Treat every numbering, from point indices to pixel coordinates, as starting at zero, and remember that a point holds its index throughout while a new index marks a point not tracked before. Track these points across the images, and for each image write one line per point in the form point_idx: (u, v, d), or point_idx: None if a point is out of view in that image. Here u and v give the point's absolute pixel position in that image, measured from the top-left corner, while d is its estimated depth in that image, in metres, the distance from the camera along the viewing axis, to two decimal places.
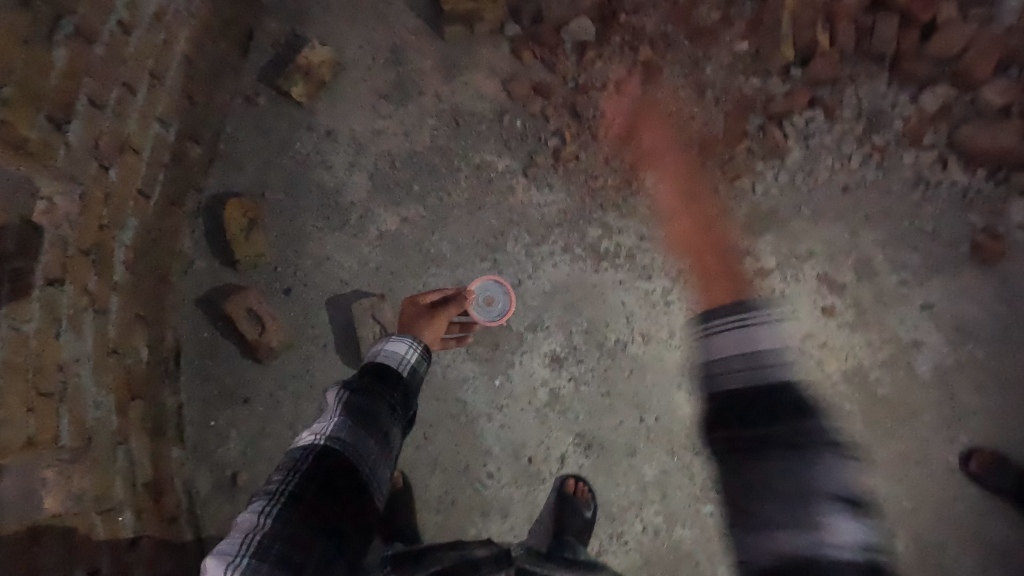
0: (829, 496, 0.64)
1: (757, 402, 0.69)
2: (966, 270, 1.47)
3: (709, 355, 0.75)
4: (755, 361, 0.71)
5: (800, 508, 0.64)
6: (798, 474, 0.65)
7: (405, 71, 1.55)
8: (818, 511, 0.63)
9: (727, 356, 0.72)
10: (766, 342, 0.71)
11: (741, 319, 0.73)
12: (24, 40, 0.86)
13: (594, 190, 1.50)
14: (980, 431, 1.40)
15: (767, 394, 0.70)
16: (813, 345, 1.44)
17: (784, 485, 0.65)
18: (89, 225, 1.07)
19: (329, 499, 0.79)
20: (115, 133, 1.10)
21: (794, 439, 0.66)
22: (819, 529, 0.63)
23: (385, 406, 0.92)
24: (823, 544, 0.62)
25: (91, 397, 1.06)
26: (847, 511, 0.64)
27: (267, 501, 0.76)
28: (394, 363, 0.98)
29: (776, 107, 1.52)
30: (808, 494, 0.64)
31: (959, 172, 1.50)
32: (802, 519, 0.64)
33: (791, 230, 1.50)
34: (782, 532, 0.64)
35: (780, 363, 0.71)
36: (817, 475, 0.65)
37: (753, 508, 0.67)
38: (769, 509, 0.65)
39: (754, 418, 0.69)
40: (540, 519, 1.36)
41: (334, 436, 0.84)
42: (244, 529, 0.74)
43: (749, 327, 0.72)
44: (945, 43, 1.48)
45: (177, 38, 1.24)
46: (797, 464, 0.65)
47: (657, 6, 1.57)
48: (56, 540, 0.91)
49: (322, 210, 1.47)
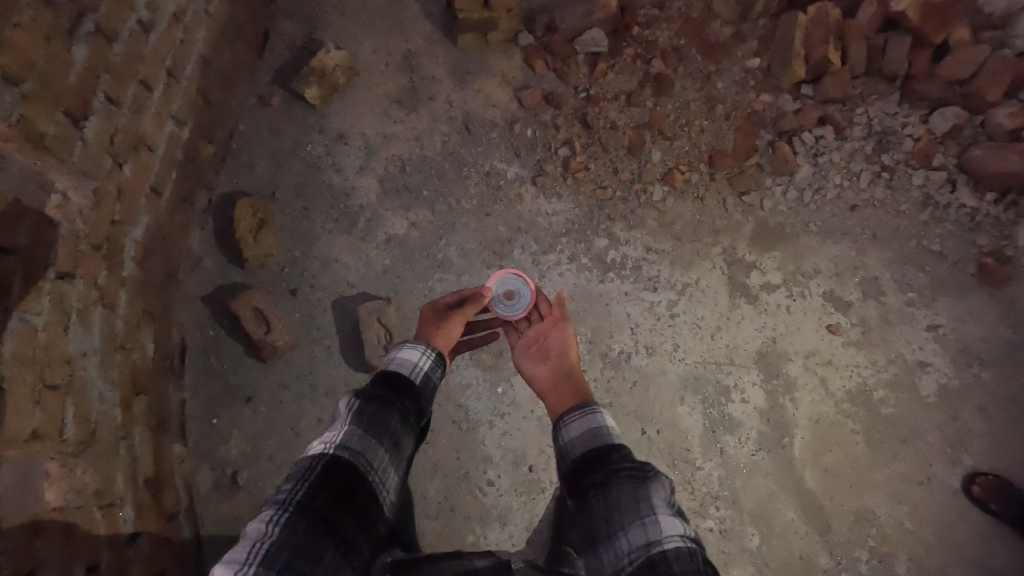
0: (653, 509, 0.79)
1: (597, 453, 0.87)
2: (972, 292, 1.47)
3: (559, 439, 0.93)
4: (592, 429, 0.90)
5: (638, 516, 0.78)
6: (633, 491, 0.81)
7: (418, 76, 1.57)
8: (652, 515, 0.78)
9: (572, 435, 0.91)
10: (598, 414, 0.92)
11: (580, 411, 0.93)
12: (47, 36, 0.87)
13: (602, 200, 1.51)
14: (983, 454, 1.39)
15: (600, 455, 0.86)
16: (818, 362, 1.44)
17: (620, 513, 0.80)
18: (101, 220, 1.08)
19: (337, 508, 0.79)
20: (131, 130, 1.11)
21: (629, 469, 0.83)
22: (654, 534, 0.77)
23: (396, 415, 0.93)
24: (659, 542, 0.75)
25: (96, 391, 1.07)
26: (674, 517, 0.79)
27: (275, 510, 0.76)
28: (408, 370, 1.00)
29: (786, 124, 1.53)
30: (638, 513, 0.79)
31: (968, 195, 1.50)
32: (639, 533, 0.77)
33: (798, 246, 1.50)
34: (627, 546, 0.77)
35: (612, 431, 0.90)
36: (647, 491, 0.81)
37: (604, 535, 0.80)
38: (614, 535, 0.79)
39: (595, 464, 0.85)
40: (537, 530, 1.34)
41: (344, 445, 0.85)
42: (251, 538, 0.74)
43: (584, 415, 0.92)
44: (955, 66, 1.51)
45: (193, 38, 1.26)
46: (631, 485, 0.81)
47: (671, 21, 1.60)
48: (56, 533, 0.91)
49: (332, 212, 1.48)
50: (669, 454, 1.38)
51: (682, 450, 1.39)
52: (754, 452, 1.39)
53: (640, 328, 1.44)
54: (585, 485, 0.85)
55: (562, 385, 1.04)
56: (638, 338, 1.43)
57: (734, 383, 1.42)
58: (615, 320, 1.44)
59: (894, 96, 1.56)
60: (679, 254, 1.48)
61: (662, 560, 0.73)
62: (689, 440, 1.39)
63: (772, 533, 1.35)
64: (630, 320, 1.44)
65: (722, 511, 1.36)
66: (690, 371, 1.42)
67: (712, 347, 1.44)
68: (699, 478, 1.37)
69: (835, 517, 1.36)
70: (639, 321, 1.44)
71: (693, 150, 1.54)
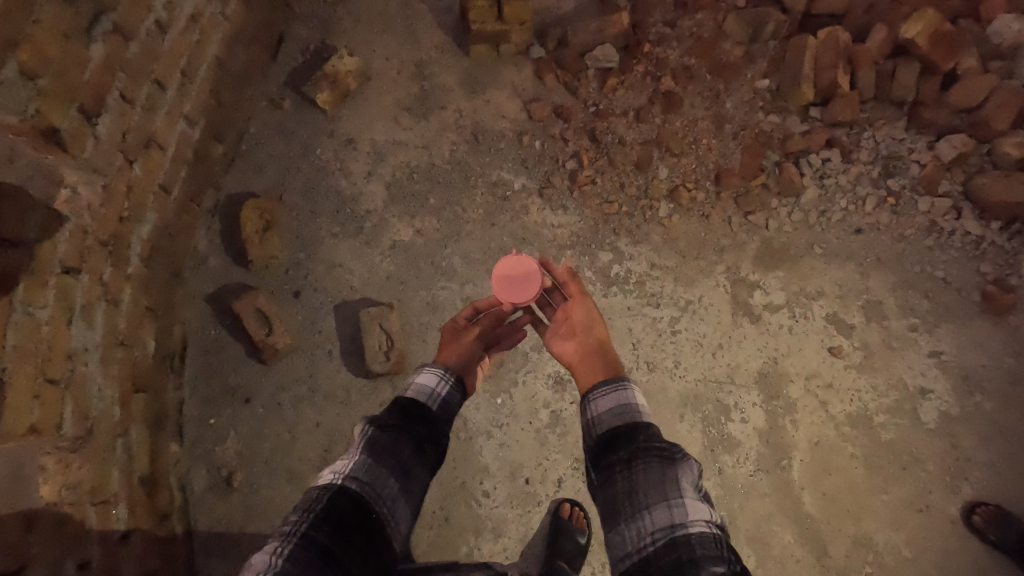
0: (682, 490, 0.83)
1: (624, 430, 0.91)
2: (975, 319, 1.46)
3: (587, 413, 0.97)
4: (621, 405, 0.94)
5: (663, 498, 0.83)
6: (660, 473, 0.85)
7: (430, 85, 1.58)
8: (678, 498, 0.82)
9: (601, 409, 0.95)
10: (628, 390, 0.96)
11: (611, 387, 0.97)
12: (65, 34, 0.88)
13: (608, 215, 1.51)
14: (983, 483, 1.38)
15: (629, 430, 0.90)
16: (818, 384, 1.43)
17: (646, 492, 0.84)
18: (110, 215, 1.08)
19: (340, 540, 0.80)
20: (143, 128, 1.11)
21: (656, 449, 0.87)
22: (679, 516, 0.80)
23: (409, 444, 0.95)
24: (683, 525, 0.79)
25: (95, 387, 1.06)
26: (700, 501, 0.83)
27: (279, 542, 0.78)
28: (426, 397, 1.03)
29: (793, 145, 1.54)
30: (664, 493, 0.83)
31: (973, 222, 1.50)
32: (664, 513, 0.81)
33: (803, 268, 1.50)
34: (651, 522, 0.82)
35: (640, 407, 0.94)
36: (674, 472, 0.85)
37: (628, 512, 0.85)
38: (639, 512, 0.83)
39: (622, 441, 0.89)
40: (531, 543, 1.33)
41: (352, 476, 0.87)
42: (254, 570, 0.75)
43: (616, 392, 0.96)
44: (965, 94, 1.51)
45: (208, 39, 1.27)
46: (658, 466, 0.85)
47: (681, 39, 1.62)
48: (49, 529, 0.90)
49: (338, 216, 1.49)
50: None
51: None
52: (753, 473, 1.38)
53: (642, 344, 1.43)
54: (612, 459, 0.89)
55: (593, 357, 1.09)
56: (640, 353, 1.43)
57: (734, 402, 1.42)
58: (617, 334, 1.44)
59: (903, 122, 1.57)
60: (684, 271, 1.48)
61: (683, 541, 0.78)
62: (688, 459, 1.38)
63: (769, 555, 1.34)
64: (632, 336, 1.44)
65: None
66: (691, 389, 1.42)
67: (713, 364, 1.43)
68: None
69: (833, 543, 1.35)
70: (641, 336, 1.44)
71: (700, 168, 1.54)
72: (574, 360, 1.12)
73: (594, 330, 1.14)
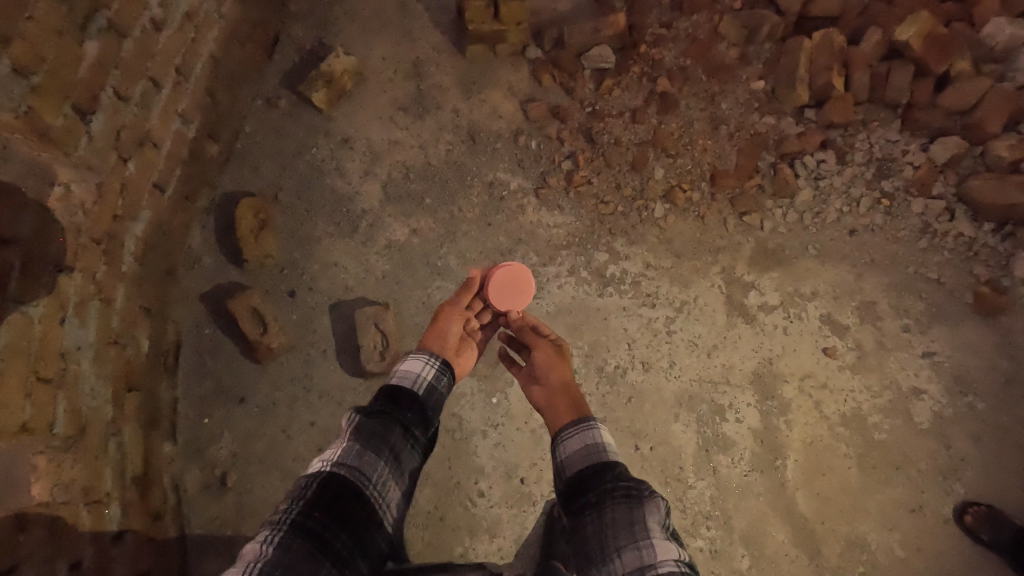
0: (649, 532, 0.83)
1: (591, 472, 0.91)
2: (967, 320, 1.47)
3: (557, 456, 0.97)
4: (588, 445, 0.95)
5: (632, 540, 0.83)
6: (627, 513, 0.85)
7: (426, 85, 1.58)
8: (646, 539, 0.82)
9: (568, 452, 0.95)
10: (594, 430, 0.96)
11: (577, 428, 0.97)
12: (59, 31, 0.87)
13: (604, 215, 1.51)
14: (975, 484, 1.39)
15: (596, 471, 0.91)
16: (813, 385, 1.44)
17: (614, 537, 0.84)
18: (103, 214, 1.07)
19: (331, 525, 0.82)
20: (137, 126, 1.11)
21: (623, 488, 0.87)
22: (648, 559, 0.81)
23: (397, 428, 0.95)
24: (653, 566, 0.80)
25: (89, 387, 1.06)
26: (668, 540, 0.83)
27: (269, 530, 0.80)
28: (410, 381, 1.02)
29: (788, 146, 1.55)
30: (631, 536, 0.83)
31: (966, 224, 1.51)
32: (633, 557, 0.82)
33: (797, 269, 1.50)
34: (620, 567, 0.82)
35: (607, 447, 0.94)
36: (641, 512, 0.85)
37: (598, 556, 0.85)
38: (608, 558, 0.83)
39: (590, 484, 0.90)
40: (527, 543, 1.33)
41: (341, 462, 0.88)
42: (247, 558, 0.78)
43: (582, 432, 0.96)
44: (957, 97, 1.53)
45: (203, 37, 1.27)
46: (625, 507, 0.85)
47: (677, 40, 1.62)
48: (41, 528, 0.90)
49: (334, 216, 1.48)
50: (661, 471, 1.37)
51: (675, 467, 1.38)
52: (748, 473, 1.38)
53: (637, 344, 1.44)
54: (581, 504, 0.89)
55: (554, 403, 1.09)
56: (635, 353, 1.43)
57: (728, 403, 1.42)
58: (612, 335, 1.44)
59: (896, 124, 1.58)
60: (679, 272, 1.49)
61: None
62: (682, 459, 1.39)
63: (763, 555, 1.35)
64: (627, 336, 1.44)
65: (713, 531, 1.35)
66: (686, 389, 1.42)
67: (707, 364, 1.44)
68: (692, 495, 1.36)
69: (826, 542, 1.36)
70: (636, 337, 1.44)
71: (696, 168, 1.55)
72: (543, 404, 1.11)
73: (558, 374, 1.12)
